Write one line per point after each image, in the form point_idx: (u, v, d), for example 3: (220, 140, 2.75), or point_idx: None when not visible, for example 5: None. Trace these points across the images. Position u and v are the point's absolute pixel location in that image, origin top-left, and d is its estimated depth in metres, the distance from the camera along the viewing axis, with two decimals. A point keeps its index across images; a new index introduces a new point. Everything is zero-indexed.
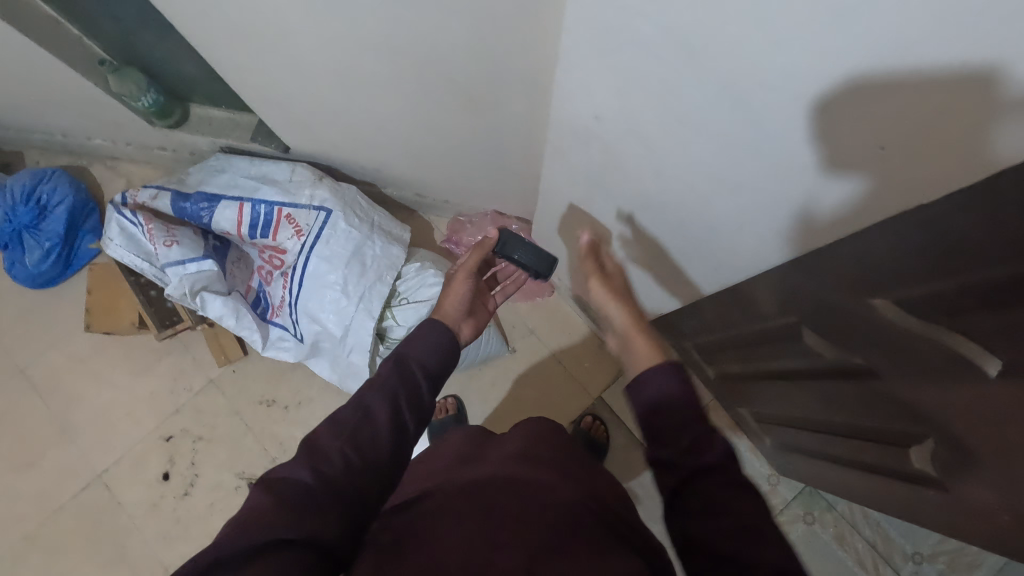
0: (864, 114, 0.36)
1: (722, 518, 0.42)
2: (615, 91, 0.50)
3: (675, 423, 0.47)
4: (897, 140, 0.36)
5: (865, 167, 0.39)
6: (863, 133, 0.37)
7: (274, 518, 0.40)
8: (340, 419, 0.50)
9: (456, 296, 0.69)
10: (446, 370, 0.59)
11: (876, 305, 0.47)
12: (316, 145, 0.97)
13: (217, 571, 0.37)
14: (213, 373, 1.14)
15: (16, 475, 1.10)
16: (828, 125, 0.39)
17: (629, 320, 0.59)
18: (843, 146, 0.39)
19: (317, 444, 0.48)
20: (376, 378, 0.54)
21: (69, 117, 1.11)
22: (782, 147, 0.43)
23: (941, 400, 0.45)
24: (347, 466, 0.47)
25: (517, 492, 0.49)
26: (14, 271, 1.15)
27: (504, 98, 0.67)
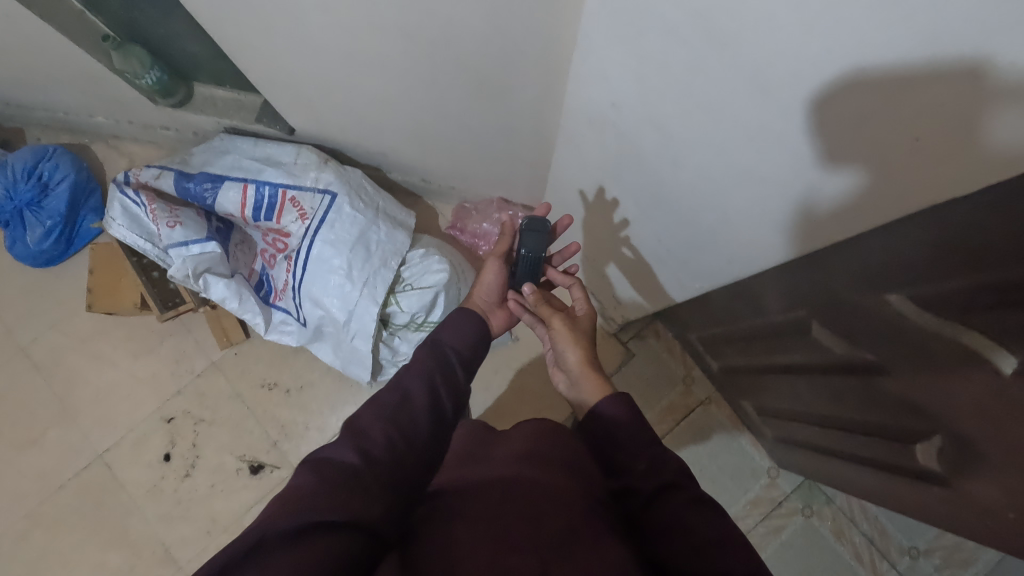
0: (900, 98, 0.33)
1: (687, 536, 0.48)
2: (630, 78, 0.50)
3: (626, 449, 0.57)
4: (900, 133, 0.35)
5: (892, 162, 0.36)
6: (897, 121, 0.34)
7: (322, 500, 0.42)
8: (380, 401, 0.54)
9: (485, 286, 0.74)
10: (477, 357, 0.66)
11: (892, 301, 0.47)
12: (321, 127, 0.96)
13: (266, 549, 0.38)
14: (215, 356, 1.14)
15: (17, 453, 1.10)
16: (859, 113, 0.36)
17: (581, 362, 0.67)
18: (874, 136, 0.36)
19: (361, 427, 0.51)
20: (414, 363, 0.60)
21: (71, 93, 1.10)
22: (804, 136, 0.41)
23: (950, 399, 0.45)
24: (388, 445, 0.50)
25: (528, 491, 0.49)
26: (15, 249, 1.14)
27: (517, 83, 0.66)
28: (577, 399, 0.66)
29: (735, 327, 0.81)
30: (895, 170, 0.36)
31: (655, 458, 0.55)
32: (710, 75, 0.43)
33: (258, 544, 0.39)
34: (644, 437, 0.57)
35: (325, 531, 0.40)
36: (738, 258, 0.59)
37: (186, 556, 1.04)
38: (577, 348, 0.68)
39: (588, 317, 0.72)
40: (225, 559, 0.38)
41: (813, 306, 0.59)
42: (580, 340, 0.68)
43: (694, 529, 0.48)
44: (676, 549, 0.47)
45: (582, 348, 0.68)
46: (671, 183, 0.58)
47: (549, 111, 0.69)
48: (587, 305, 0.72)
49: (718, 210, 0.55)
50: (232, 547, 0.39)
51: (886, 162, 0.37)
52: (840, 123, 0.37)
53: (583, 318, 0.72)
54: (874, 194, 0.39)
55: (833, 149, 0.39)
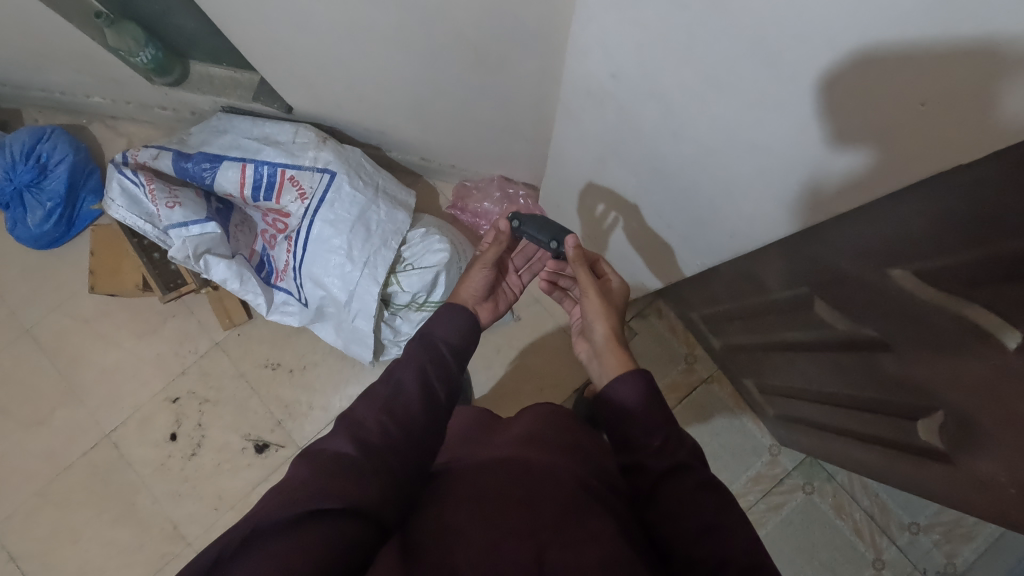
0: (906, 66, 0.33)
1: (690, 520, 0.48)
2: (632, 48, 0.49)
3: (641, 423, 0.54)
4: (910, 102, 0.34)
5: (899, 127, 0.36)
6: (902, 88, 0.34)
7: (318, 489, 0.42)
8: (373, 394, 0.54)
9: (474, 283, 0.71)
10: (471, 345, 0.64)
11: (895, 275, 0.46)
12: (319, 105, 0.94)
13: (259, 537, 0.39)
14: (219, 336, 1.14)
15: (25, 433, 1.12)
16: (864, 83, 0.36)
17: (608, 334, 0.65)
18: (879, 106, 0.36)
19: (354, 418, 0.51)
20: (404, 355, 0.58)
21: (67, 72, 1.08)
22: (809, 107, 0.40)
23: (950, 375, 0.45)
24: (384, 434, 0.50)
25: (526, 476, 0.49)
26: (16, 231, 1.14)
27: (516, 56, 0.65)
28: (598, 372, 0.64)
29: (738, 305, 0.80)
30: (902, 135, 0.36)
31: (672, 435, 0.53)
32: (713, 45, 0.42)
33: (254, 532, 0.40)
34: (661, 415, 0.55)
35: (322, 519, 0.41)
36: (741, 233, 0.58)
37: (194, 532, 1.06)
38: (606, 320, 0.66)
39: (616, 291, 0.70)
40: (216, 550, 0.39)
41: (816, 282, 0.58)
42: (609, 312, 0.66)
43: (699, 513, 0.48)
44: (681, 533, 0.48)
45: (611, 321, 0.66)
46: (673, 157, 0.57)
47: (549, 85, 0.68)
48: (620, 282, 0.71)
49: (722, 184, 0.54)
50: (229, 536, 0.40)
51: (892, 130, 0.36)
52: (847, 91, 0.37)
53: (617, 292, 0.70)
54: (884, 167, 0.39)
55: (837, 121, 0.39)
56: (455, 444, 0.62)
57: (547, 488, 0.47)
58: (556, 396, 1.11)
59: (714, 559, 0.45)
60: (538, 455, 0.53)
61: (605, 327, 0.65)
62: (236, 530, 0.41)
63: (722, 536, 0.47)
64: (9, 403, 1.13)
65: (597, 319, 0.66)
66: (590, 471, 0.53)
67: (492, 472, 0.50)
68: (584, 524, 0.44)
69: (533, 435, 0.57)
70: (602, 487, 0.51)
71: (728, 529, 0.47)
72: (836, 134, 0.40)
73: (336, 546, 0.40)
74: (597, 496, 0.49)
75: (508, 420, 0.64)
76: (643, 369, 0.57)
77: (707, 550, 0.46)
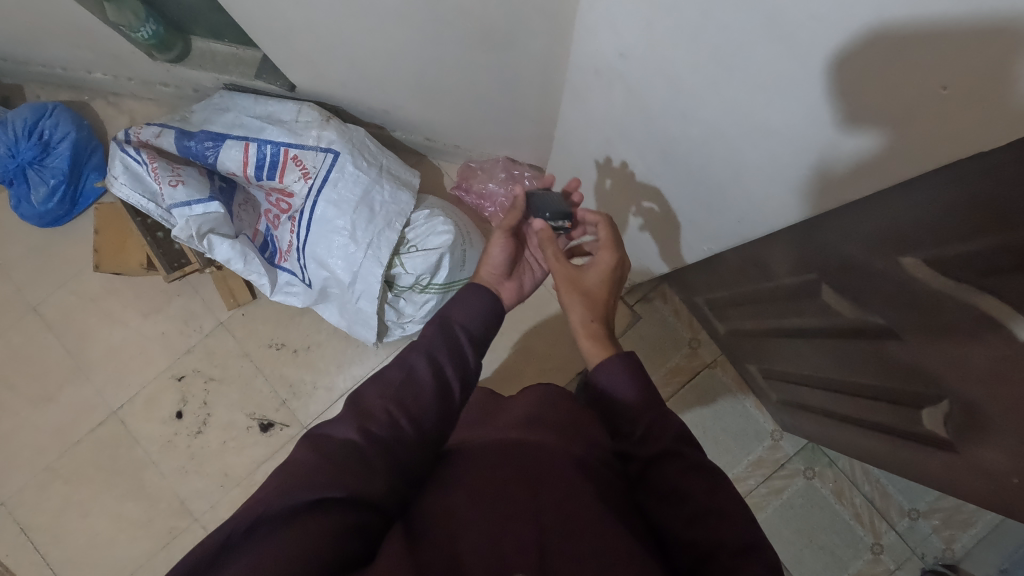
0: (928, 49, 0.32)
1: (685, 505, 0.48)
2: (644, 24, 0.47)
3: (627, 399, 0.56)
4: (932, 80, 0.33)
5: (917, 111, 0.35)
6: (923, 71, 0.33)
7: (321, 478, 0.42)
8: (386, 378, 0.52)
9: (493, 260, 0.68)
10: (488, 333, 0.61)
11: (907, 263, 0.45)
12: (323, 83, 0.93)
13: (259, 529, 0.39)
14: (223, 316, 1.15)
15: (34, 409, 1.13)
16: (881, 62, 0.34)
17: (580, 324, 0.63)
18: (898, 89, 0.35)
19: (363, 405, 0.50)
20: (420, 339, 0.56)
21: (68, 47, 1.07)
22: (826, 88, 0.39)
23: (959, 363, 0.44)
24: (393, 426, 0.49)
25: (525, 459, 0.49)
26: (21, 209, 1.14)
27: (523, 35, 0.63)
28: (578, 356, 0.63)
29: (743, 290, 0.80)
30: (920, 121, 0.35)
31: (655, 422, 0.53)
32: (726, 22, 0.41)
33: (256, 523, 0.40)
34: (648, 404, 0.55)
35: (321, 510, 0.41)
36: (751, 218, 0.57)
37: (201, 508, 1.07)
38: (583, 307, 0.63)
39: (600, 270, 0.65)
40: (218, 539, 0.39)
41: (824, 268, 0.57)
42: (584, 303, 0.63)
43: (694, 497, 0.48)
44: (674, 518, 0.48)
45: (586, 312, 0.63)
46: (683, 140, 0.56)
47: (555, 64, 0.67)
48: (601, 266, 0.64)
49: (731, 167, 0.53)
50: (232, 524, 0.40)
51: (908, 116, 0.35)
52: (867, 71, 0.35)
53: (595, 279, 0.65)
54: (895, 155, 0.38)
55: (855, 106, 0.38)
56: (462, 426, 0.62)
57: (546, 471, 0.48)
58: (559, 379, 1.11)
59: (706, 543, 0.45)
60: (537, 437, 0.53)
61: (579, 314, 0.63)
62: (240, 513, 0.41)
63: (717, 519, 0.46)
64: (16, 380, 1.14)
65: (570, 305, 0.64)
66: (590, 452, 0.52)
67: (487, 457, 0.50)
68: (587, 508, 0.44)
69: (533, 420, 0.57)
70: (603, 469, 0.51)
71: (720, 513, 0.47)
72: (847, 114, 0.39)
73: (337, 536, 0.40)
74: (596, 480, 0.49)
75: (510, 401, 0.64)
76: (626, 359, 0.57)
77: (701, 533, 0.46)
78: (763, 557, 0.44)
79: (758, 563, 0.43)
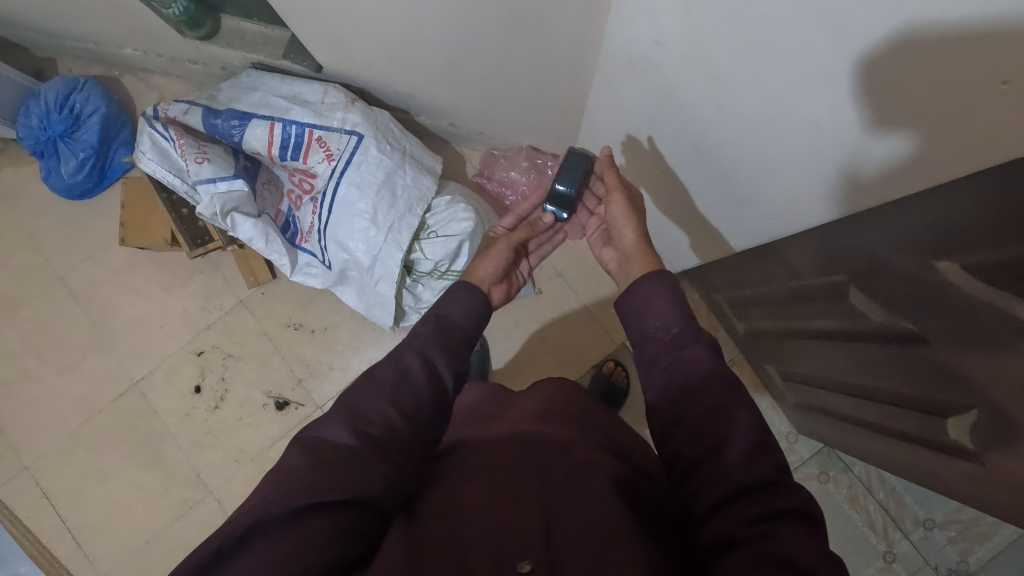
0: (994, 41, 0.29)
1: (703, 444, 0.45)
2: (687, 9, 0.45)
3: (659, 317, 0.54)
4: (992, 74, 0.31)
5: (975, 107, 0.33)
6: (983, 64, 0.31)
7: (316, 481, 0.42)
8: (378, 376, 0.52)
9: (492, 262, 0.68)
10: (479, 332, 0.62)
11: (941, 268, 0.44)
12: (350, 65, 0.93)
13: (253, 535, 0.39)
14: (243, 294, 1.16)
15: (58, 377, 1.16)
16: (938, 51, 0.32)
17: (636, 239, 0.64)
18: (954, 84, 0.33)
19: (356, 405, 0.49)
20: (414, 338, 0.56)
21: (101, 22, 1.08)
22: (873, 80, 0.37)
23: (991, 372, 0.43)
24: (387, 426, 0.48)
25: (538, 455, 0.49)
26: (51, 181, 1.15)
27: (553, 22, 0.62)
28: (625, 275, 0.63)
29: (766, 290, 0.78)
30: (979, 115, 0.33)
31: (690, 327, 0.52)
32: (774, 9, 0.39)
33: (251, 527, 0.39)
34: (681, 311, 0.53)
35: (317, 511, 0.41)
36: (786, 216, 0.56)
37: (217, 481, 1.10)
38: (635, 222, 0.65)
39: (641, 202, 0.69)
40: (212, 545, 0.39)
41: (853, 270, 0.56)
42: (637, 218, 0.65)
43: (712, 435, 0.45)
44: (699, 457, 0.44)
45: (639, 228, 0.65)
46: (718, 134, 0.55)
47: (586, 51, 0.66)
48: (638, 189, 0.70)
49: (763, 161, 0.52)
50: (228, 528, 0.40)
51: (964, 111, 0.34)
52: (923, 62, 0.34)
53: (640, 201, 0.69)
54: (935, 149, 0.37)
55: (907, 100, 0.36)
56: (463, 424, 0.61)
57: (558, 465, 0.47)
58: (573, 371, 1.11)
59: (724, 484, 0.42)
60: (550, 431, 0.52)
61: (632, 229, 0.65)
62: (236, 517, 0.41)
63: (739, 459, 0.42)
64: (43, 347, 1.17)
65: (623, 222, 0.65)
66: (603, 450, 0.51)
67: (500, 447, 0.50)
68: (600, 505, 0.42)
69: (543, 415, 0.56)
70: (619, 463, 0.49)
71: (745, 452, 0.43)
72: (884, 107, 0.38)
73: (331, 540, 0.40)
74: (615, 467, 0.47)
75: (519, 397, 0.64)
76: (667, 271, 0.56)
77: (709, 433, 0.45)
78: (772, 455, 0.42)
79: (770, 463, 0.42)
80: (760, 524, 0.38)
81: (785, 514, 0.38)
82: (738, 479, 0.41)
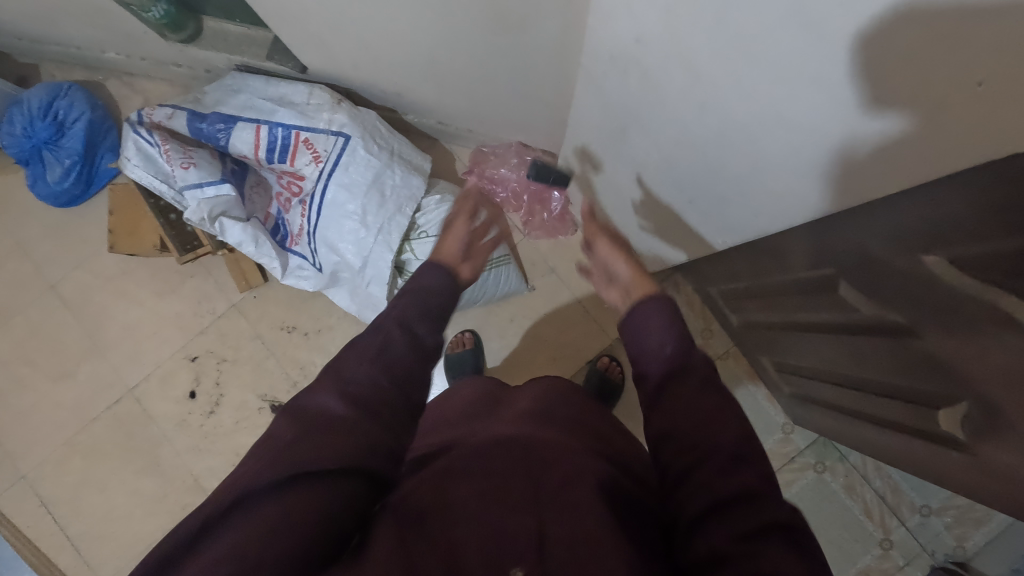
0: (969, 41, 0.29)
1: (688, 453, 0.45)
2: (666, 9, 0.45)
3: (656, 335, 0.54)
4: (967, 75, 0.30)
5: (950, 108, 0.33)
6: (957, 66, 0.31)
7: (306, 448, 0.42)
8: (362, 345, 0.51)
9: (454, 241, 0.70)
10: (454, 302, 0.62)
11: (930, 263, 0.43)
12: (335, 65, 0.92)
13: (244, 503, 0.39)
14: (235, 298, 1.15)
15: (52, 385, 1.15)
16: (915, 52, 0.32)
17: (630, 270, 0.65)
18: (929, 87, 0.33)
19: (343, 371, 0.48)
20: (394, 308, 0.56)
21: (82, 26, 1.06)
22: (853, 80, 0.37)
23: (981, 366, 0.43)
24: (375, 390, 0.48)
25: (530, 457, 0.49)
26: (37, 188, 1.15)
27: (536, 18, 0.62)
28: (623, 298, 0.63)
29: (758, 283, 0.78)
30: (957, 118, 0.32)
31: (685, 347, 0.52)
32: (750, 7, 0.39)
33: (240, 497, 0.40)
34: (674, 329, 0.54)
35: (308, 479, 0.41)
36: (772, 214, 0.56)
37: (215, 485, 1.10)
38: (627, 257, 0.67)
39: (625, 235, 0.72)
40: (201, 519, 0.39)
41: (844, 264, 0.56)
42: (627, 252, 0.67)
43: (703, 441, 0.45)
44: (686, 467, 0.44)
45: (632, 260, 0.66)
46: (702, 133, 0.54)
47: (570, 47, 0.65)
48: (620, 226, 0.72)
49: (748, 158, 0.52)
50: (218, 500, 0.40)
51: (940, 113, 0.33)
52: (899, 63, 0.33)
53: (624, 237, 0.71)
54: (915, 151, 0.37)
55: (886, 103, 0.36)
56: (454, 419, 0.61)
57: (550, 471, 0.47)
58: (568, 367, 1.11)
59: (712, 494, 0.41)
60: (543, 435, 0.52)
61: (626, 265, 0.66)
62: (224, 488, 0.41)
63: (733, 466, 0.42)
64: (36, 356, 1.16)
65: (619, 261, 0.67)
66: (591, 451, 0.51)
67: (491, 449, 0.50)
68: (586, 508, 0.43)
69: (536, 415, 0.56)
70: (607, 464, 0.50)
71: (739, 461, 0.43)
72: (867, 109, 0.38)
73: (320, 509, 0.40)
74: (605, 475, 0.47)
75: (513, 397, 0.63)
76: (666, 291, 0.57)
77: (696, 439, 0.45)
78: (758, 466, 0.43)
79: (757, 473, 0.42)
80: (746, 540, 0.38)
81: (775, 529, 0.38)
82: (726, 488, 0.41)
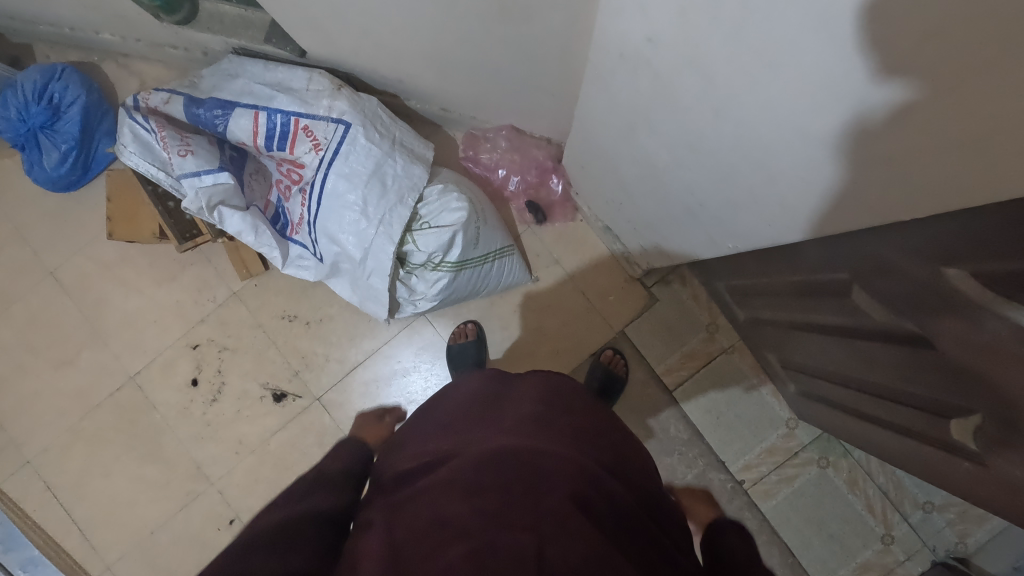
0: (1017, 67, 0.26)
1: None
2: (679, 7, 0.42)
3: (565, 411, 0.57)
4: (1011, 104, 0.28)
5: (988, 134, 0.30)
6: (1002, 94, 0.28)
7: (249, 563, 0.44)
8: (292, 492, 0.54)
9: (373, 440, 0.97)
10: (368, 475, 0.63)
11: (952, 275, 0.42)
12: (334, 49, 0.89)
13: None
14: (236, 286, 1.14)
15: (54, 372, 1.15)
16: (952, 74, 0.29)
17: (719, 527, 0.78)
18: (966, 111, 0.30)
19: (283, 506, 0.51)
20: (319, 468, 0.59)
21: (74, 6, 1.03)
22: (883, 99, 0.34)
23: (999, 383, 0.41)
24: (313, 518, 0.50)
25: (525, 475, 0.48)
26: (34, 174, 1.13)
27: (542, 7, 0.59)
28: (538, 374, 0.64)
29: (767, 281, 0.76)
30: (997, 145, 0.30)
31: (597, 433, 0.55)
32: (771, 11, 0.36)
33: None
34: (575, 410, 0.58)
35: None
36: (784, 218, 0.54)
37: (218, 473, 1.11)
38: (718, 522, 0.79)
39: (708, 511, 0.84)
40: None
41: (861, 269, 0.54)
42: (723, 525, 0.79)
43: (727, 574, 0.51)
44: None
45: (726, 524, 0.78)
46: (715, 136, 0.52)
47: (578, 36, 0.62)
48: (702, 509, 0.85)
49: (761, 163, 0.50)
50: None
51: (978, 138, 0.31)
52: (935, 83, 0.31)
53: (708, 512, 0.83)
54: (948, 170, 0.34)
55: (917, 120, 0.33)
56: (455, 418, 0.59)
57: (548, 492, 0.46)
58: (571, 359, 1.10)
59: None
60: (544, 446, 0.50)
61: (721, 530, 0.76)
62: None
63: None
64: (37, 342, 1.16)
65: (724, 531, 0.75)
66: (586, 467, 0.50)
67: (490, 463, 0.49)
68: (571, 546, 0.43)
69: (534, 419, 0.54)
70: (597, 488, 0.49)
71: None
72: (892, 122, 0.35)
73: None
74: (592, 505, 0.47)
75: (512, 390, 0.61)
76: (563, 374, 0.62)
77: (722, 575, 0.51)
78: None
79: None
80: None
81: None
82: None
